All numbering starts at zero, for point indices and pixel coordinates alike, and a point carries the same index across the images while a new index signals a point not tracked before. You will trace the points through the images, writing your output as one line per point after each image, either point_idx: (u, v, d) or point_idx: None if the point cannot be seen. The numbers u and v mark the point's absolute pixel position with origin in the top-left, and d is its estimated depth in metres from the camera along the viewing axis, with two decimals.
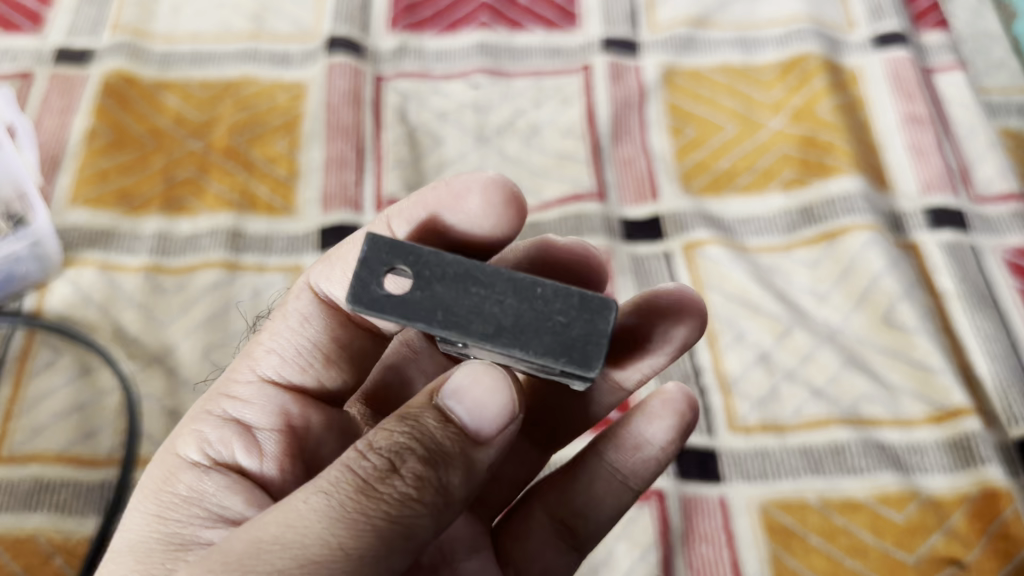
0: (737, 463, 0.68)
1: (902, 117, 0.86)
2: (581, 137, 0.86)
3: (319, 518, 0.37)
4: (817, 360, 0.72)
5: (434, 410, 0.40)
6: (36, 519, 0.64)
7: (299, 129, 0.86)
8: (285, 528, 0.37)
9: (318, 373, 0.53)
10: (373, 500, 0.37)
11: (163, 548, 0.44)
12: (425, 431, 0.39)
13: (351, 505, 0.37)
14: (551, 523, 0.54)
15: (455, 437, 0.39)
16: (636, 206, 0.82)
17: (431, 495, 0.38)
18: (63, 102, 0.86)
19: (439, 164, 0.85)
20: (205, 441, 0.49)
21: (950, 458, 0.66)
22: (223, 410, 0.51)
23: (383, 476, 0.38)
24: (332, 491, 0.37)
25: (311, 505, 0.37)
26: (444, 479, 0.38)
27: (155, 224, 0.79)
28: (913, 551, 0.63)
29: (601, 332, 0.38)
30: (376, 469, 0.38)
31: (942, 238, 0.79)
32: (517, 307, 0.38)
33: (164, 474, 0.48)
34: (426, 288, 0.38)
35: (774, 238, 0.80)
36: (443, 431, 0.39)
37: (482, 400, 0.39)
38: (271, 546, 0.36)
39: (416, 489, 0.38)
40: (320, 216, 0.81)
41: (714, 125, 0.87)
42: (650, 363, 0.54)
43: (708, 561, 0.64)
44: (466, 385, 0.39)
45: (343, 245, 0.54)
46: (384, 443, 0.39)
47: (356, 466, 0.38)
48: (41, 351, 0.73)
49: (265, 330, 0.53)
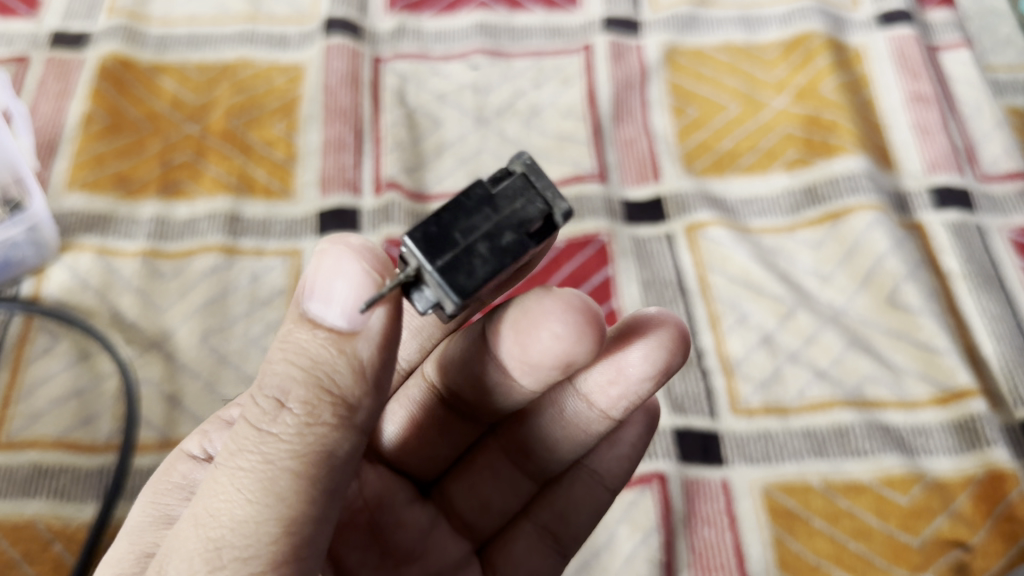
0: (740, 446, 0.67)
1: (908, 96, 0.85)
2: (582, 117, 0.85)
3: (231, 480, 0.36)
4: (821, 342, 0.71)
5: (305, 324, 0.38)
6: (34, 505, 0.63)
7: (297, 111, 0.85)
8: (210, 499, 0.37)
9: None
10: (273, 443, 0.36)
11: (155, 527, 0.44)
12: (300, 349, 0.37)
13: (256, 458, 0.36)
14: (535, 531, 0.56)
15: (328, 343, 0.37)
16: (638, 187, 0.81)
17: (330, 411, 0.36)
18: (59, 86, 0.85)
19: (438, 146, 0.84)
20: (206, 440, 0.50)
21: (955, 439, 0.66)
22: (231, 415, 0.52)
23: (274, 415, 0.36)
24: (235, 451, 0.37)
25: (224, 470, 0.37)
26: (336, 390, 0.36)
27: (152, 208, 0.79)
28: (918, 534, 0.62)
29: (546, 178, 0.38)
30: (267, 412, 0.37)
31: (947, 218, 0.78)
32: None
33: (169, 465, 0.50)
34: None
35: (778, 219, 0.79)
36: (316, 341, 0.37)
37: (333, 281, 0.38)
38: (203, 520, 0.36)
39: (309, 414, 0.36)
40: (319, 199, 0.80)
41: (717, 105, 0.86)
42: (636, 389, 0.49)
43: (710, 545, 0.63)
44: (314, 283, 0.38)
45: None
46: (269, 382, 0.37)
47: (251, 415, 0.37)
48: (39, 337, 0.72)
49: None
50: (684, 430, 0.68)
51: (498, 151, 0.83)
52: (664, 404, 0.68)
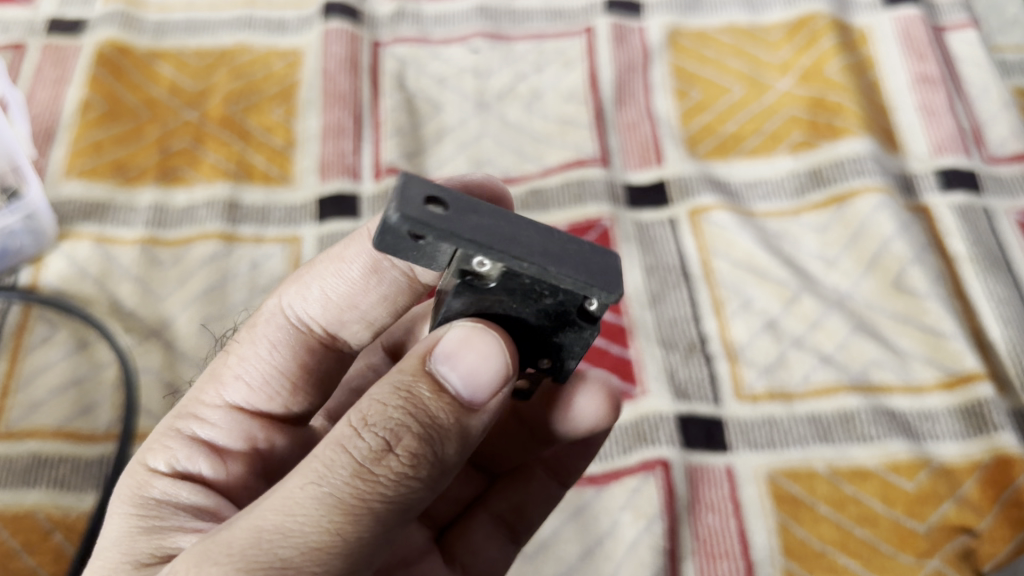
0: (744, 432, 0.66)
1: (914, 77, 0.84)
2: (583, 101, 0.84)
3: (318, 506, 0.35)
4: (826, 327, 0.70)
5: (425, 379, 0.37)
6: (34, 495, 0.63)
7: (296, 97, 0.84)
8: (285, 516, 0.35)
9: (285, 400, 0.50)
10: (370, 483, 0.35)
11: (146, 538, 0.42)
12: (420, 404, 0.37)
13: (349, 490, 0.35)
14: (490, 520, 0.54)
15: (449, 408, 0.37)
16: (641, 171, 0.80)
17: (426, 469, 0.37)
18: (56, 72, 0.85)
19: (438, 131, 0.83)
20: (174, 457, 0.47)
21: (962, 424, 0.65)
22: (192, 430, 0.48)
23: (378, 457, 0.36)
24: (325, 477, 0.35)
25: (309, 493, 0.35)
26: (440, 452, 0.37)
27: (150, 196, 0.78)
28: (924, 520, 0.62)
29: (617, 263, 0.36)
30: (371, 450, 0.36)
31: (953, 200, 0.77)
32: (542, 239, 0.35)
33: (130, 476, 0.46)
34: (461, 213, 0.34)
35: (783, 202, 0.78)
36: (436, 403, 0.37)
37: (476, 366, 0.37)
38: (272, 536, 0.34)
39: (412, 467, 0.36)
40: (318, 185, 0.79)
41: (721, 87, 0.85)
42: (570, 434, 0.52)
43: (714, 532, 0.62)
44: (457, 350, 0.37)
45: (316, 255, 0.49)
46: (377, 419, 0.36)
47: (351, 446, 0.36)
48: (37, 326, 0.72)
49: (232, 348, 0.50)
50: (686, 417, 0.67)
51: (499, 136, 0.82)
52: (667, 390, 0.68)
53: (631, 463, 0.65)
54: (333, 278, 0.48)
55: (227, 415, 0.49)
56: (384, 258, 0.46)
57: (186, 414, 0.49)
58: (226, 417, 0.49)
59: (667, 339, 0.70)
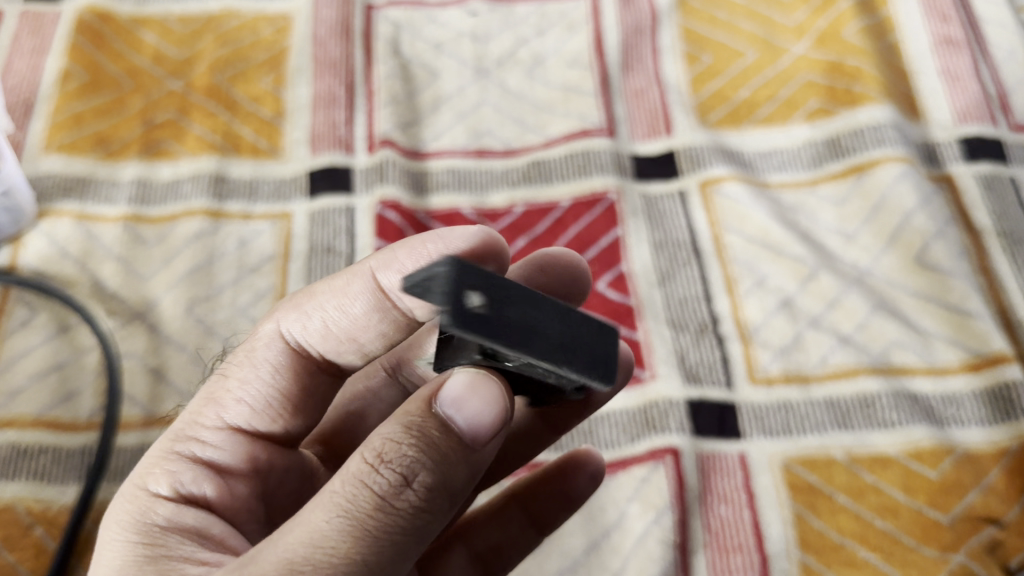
0: (759, 418, 0.63)
1: (936, 39, 0.79)
2: (589, 67, 0.80)
3: (344, 540, 0.32)
4: (845, 305, 0.67)
5: (433, 419, 0.34)
6: (14, 488, 0.60)
7: (285, 64, 0.80)
8: (313, 548, 0.32)
9: (287, 422, 0.46)
10: (390, 517, 0.33)
11: (153, 568, 0.37)
12: (431, 442, 0.33)
13: (372, 523, 0.33)
14: (467, 556, 0.53)
15: (460, 445, 0.34)
16: (649, 141, 0.76)
17: (442, 502, 0.34)
18: (34, 41, 0.80)
19: (434, 100, 0.78)
20: (176, 479, 0.42)
21: (988, 409, 0.62)
22: (191, 452, 0.43)
23: (397, 492, 0.33)
24: (349, 510, 0.33)
25: (335, 526, 0.33)
26: (456, 485, 0.34)
27: (134, 170, 0.74)
28: (948, 511, 0.59)
29: (614, 351, 0.35)
30: (389, 486, 0.33)
31: (979, 170, 0.73)
32: (561, 332, 0.34)
33: (122, 500, 0.41)
34: (498, 307, 0.32)
35: (799, 173, 0.74)
36: (447, 441, 0.34)
37: (484, 413, 0.34)
38: (303, 567, 0.32)
39: (429, 500, 0.33)
40: (308, 158, 0.76)
41: (733, 51, 0.80)
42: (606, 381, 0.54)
43: (727, 523, 0.59)
44: (463, 396, 0.34)
45: (316, 283, 0.47)
46: (392, 454, 0.33)
47: (369, 481, 0.33)
48: (16, 309, 0.68)
49: (228, 371, 0.45)
50: (698, 402, 0.63)
51: (499, 104, 0.78)
52: (677, 374, 0.64)
53: (639, 452, 0.61)
54: (335, 311, 0.46)
55: (229, 438, 0.44)
56: (388, 297, 0.45)
57: (180, 433, 0.44)
58: (227, 439, 0.44)
59: (677, 320, 0.67)
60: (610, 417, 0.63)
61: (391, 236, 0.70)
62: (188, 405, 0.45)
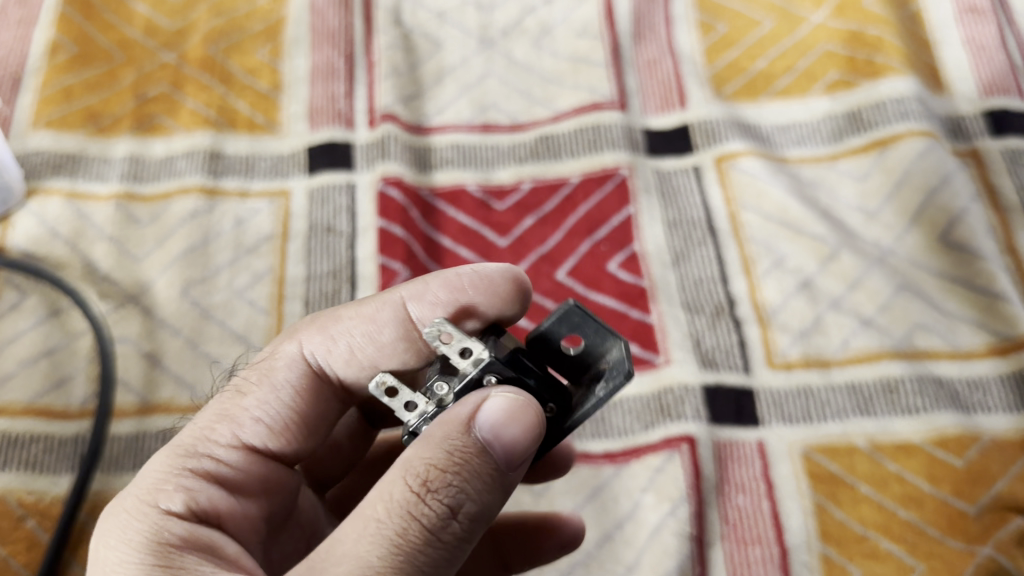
0: (777, 404, 0.60)
1: (960, 8, 0.76)
2: (599, 36, 0.76)
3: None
4: (866, 286, 0.64)
5: (474, 445, 0.35)
6: (5, 479, 0.58)
7: (282, 35, 0.77)
8: None
9: (299, 447, 0.45)
10: (438, 548, 0.34)
11: None
12: (474, 470, 0.35)
13: (422, 557, 0.34)
14: None
15: (498, 470, 0.36)
16: (662, 114, 0.73)
17: (478, 527, 0.36)
18: (21, 12, 0.77)
19: (438, 72, 0.75)
20: (191, 497, 0.39)
21: (1016, 395, 0.59)
22: (203, 465, 0.41)
23: (444, 523, 0.34)
24: (399, 544, 0.34)
25: (386, 561, 0.33)
26: (491, 512, 0.36)
27: (125, 147, 0.71)
28: (974, 501, 0.56)
29: None
30: (437, 517, 0.34)
31: (1006, 144, 0.70)
32: None
33: (127, 520, 0.38)
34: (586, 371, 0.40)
35: (819, 148, 0.71)
36: (484, 466, 0.35)
37: (519, 439, 0.35)
38: None
39: (469, 527, 0.35)
40: (307, 133, 0.73)
41: (749, 20, 0.77)
42: None
43: (745, 515, 0.57)
44: (503, 421, 0.35)
45: (340, 306, 0.47)
46: (438, 485, 0.34)
47: (418, 513, 0.34)
48: (5, 291, 0.66)
49: (245, 389, 0.44)
50: (714, 387, 0.61)
51: (505, 76, 0.75)
52: (692, 358, 0.62)
53: (653, 440, 0.59)
54: (362, 337, 0.46)
55: (245, 458, 0.42)
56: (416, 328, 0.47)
57: (190, 443, 0.41)
58: (242, 459, 0.42)
59: (692, 302, 0.64)
60: (622, 403, 0.61)
61: (393, 215, 0.68)
62: (199, 415, 0.43)
